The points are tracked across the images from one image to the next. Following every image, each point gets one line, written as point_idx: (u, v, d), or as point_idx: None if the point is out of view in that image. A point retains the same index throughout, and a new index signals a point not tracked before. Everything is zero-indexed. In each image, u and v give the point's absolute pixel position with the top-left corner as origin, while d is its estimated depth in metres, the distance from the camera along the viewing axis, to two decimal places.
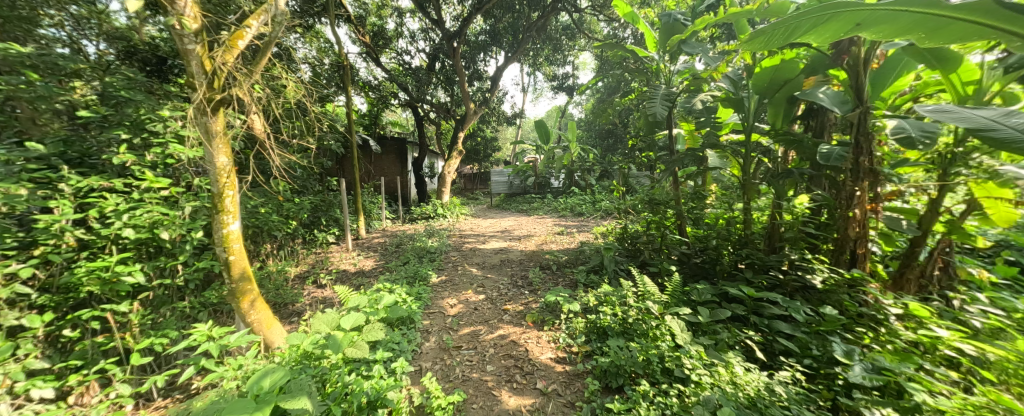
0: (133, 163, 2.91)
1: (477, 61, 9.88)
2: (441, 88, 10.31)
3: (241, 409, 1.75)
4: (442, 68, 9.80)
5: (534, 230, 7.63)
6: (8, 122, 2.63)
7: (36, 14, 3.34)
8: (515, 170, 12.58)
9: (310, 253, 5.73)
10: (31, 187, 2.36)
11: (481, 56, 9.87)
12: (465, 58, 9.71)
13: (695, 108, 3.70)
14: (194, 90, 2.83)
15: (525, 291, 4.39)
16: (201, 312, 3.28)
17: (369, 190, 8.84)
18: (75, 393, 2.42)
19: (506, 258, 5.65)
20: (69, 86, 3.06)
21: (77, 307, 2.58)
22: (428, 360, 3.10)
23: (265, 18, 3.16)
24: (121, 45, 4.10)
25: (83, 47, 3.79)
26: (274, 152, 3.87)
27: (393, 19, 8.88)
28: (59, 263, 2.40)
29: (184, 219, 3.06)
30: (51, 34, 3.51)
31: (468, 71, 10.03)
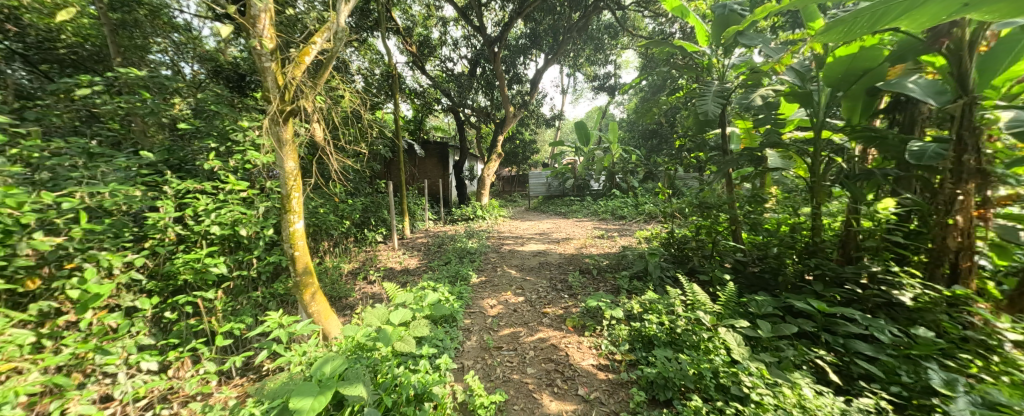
0: (220, 168, 3.32)
1: (518, 65, 10.04)
2: (482, 93, 10.55)
3: (307, 392, 1.91)
4: (483, 73, 10.05)
5: (572, 233, 7.52)
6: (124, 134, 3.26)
7: (148, 42, 4.01)
8: (555, 172, 12.50)
9: (361, 251, 6.13)
10: (144, 191, 2.79)
11: (521, 59, 10.01)
12: (506, 62, 9.88)
13: (754, 104, 3.42)
14: (269, 103, 3.16)
15: (564, 295, 4.34)
16: (271, 302, 3.64)
17: (414, 192, 9.27)
18: (174, 367, 2.80)
19: (545, 261, 5.63)
20: (172, 102, 3.59)
21: (176, 292, 2.99)
22: (470, 359, 3.17)
23: (329, 35, 3.45)
24: (211, 65, 4.73)
25: (181, 68, 4.42)
26: (333, 157, 4.21)
27: (437, 28, 9.29)
28: (163, 255, 2.80)
29: (259, 217, 3.43)
30: (158, 58, 4.19)
31: (509, 75, 10.20)
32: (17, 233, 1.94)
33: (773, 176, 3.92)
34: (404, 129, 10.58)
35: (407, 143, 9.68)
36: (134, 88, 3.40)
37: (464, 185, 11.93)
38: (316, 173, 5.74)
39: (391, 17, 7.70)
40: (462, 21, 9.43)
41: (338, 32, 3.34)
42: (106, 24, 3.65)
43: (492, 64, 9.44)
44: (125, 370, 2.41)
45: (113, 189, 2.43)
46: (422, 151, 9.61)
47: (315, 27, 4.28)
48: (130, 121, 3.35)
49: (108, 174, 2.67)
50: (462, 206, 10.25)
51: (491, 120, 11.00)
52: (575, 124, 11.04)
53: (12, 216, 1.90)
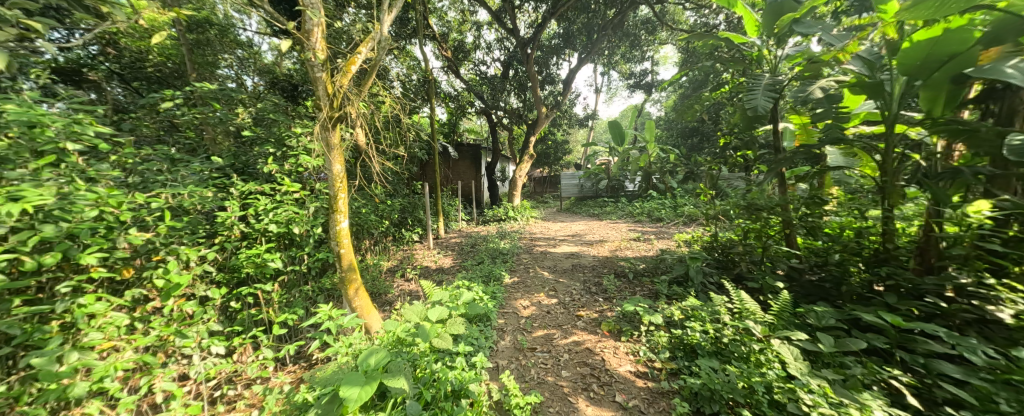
0: (277, 172, 3.61)
1: (550, 65, 10.12)
2: (514, 94, 10.64)
3: (354, 382, 2.02)
4: (516, 74, 10.15)
5: (607, 235, 7.34)
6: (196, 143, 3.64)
7: (217, 59, 4.53)
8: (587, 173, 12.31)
9: (399, 250, 6.40)
10: (214, 192, 3.10)
11: (554, 60, 10.07)
12: (539, 63, 9.95)
13: (813, 97, 3.13)
14: (320, 110, 3.39)
15: (599, 298, 4.25)
16: (319, 296, 3.90)
17: (448, 193, 9.52)
18: (238, 352, 3.09)
19: (578, 263, 5.54)
20: (236, 111, 3.98)
21: (240, 284, 3.29)
22: (504, 358, 3.19)
23: (373, 45, 3.64)
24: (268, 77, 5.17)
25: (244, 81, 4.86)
26: (375, 160, 4.43)
27: (471, 33, 9.48)
28: (229, 250, 3.09)
29: (310, 217, 3.69)
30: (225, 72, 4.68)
31: (542, 76, 10.33)
32: (118, 229, 2.23)
33: (834, 176, 3.58)
34: (439, 132, 10.86)
35: (442, 146, 9.95)
36: (206, 100, 3.80)
37: (496, 186, 12.07)
38: (359, 175, 6.07)
39: (428, 24, 7.97)
40: (495, 24, 9.54)
41: (381, 41, 3.52)
42: (184, 45, 4.12)
43: (525, 65, 9.48)
44: (199, 352, 2.69)
45: (190, 190, 2.73)
46: (457, 153, 9.84)
47: (359, 38, 4.52)
48: (203, 130, 3.75)
49: (186, 177, 3.00)
50: (494, 207, 10.35)
51: (524, 121, 11.03)
52: (611, 123, 10.76)
53: (114, 214, 2.18)
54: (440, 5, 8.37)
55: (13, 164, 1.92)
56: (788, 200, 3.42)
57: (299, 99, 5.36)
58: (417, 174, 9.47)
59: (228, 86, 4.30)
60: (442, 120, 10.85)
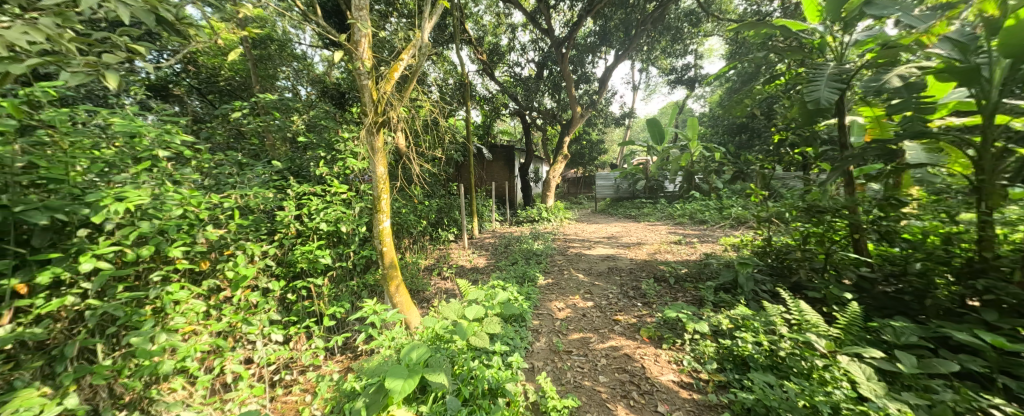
0: (327, 174, 3.87)
1: (585, 64, 9.95)
2: (548, 95, 10.61)
3: (397, 375, 2.10)
4: (550, 75, 10.12)
5: (645, 238, 7.07)
6: (259, 148, 4.00)
7: (276, 71, 4.97)
8: (624, 174, 11.97)
9: (436, 249, 6.60)
10: (273, 193, 3.38)
11: (590, 58, 9.90)
12: (573, 62, 9.83)
13: (889, 86, 2.79)
14: (366, 116, 3.58)
15: (637, 303, 4.10)
16: (363, 291, 4.12)
17: (483, 194, 9.67)
18: (294, 340, 3.35)
19: (615, 266, 5.38)
20: (291, 118, 4.33)
21: (296, 278, 3.56)
22: (540, 360, 3.17)
23: (414, 52, 3.78)
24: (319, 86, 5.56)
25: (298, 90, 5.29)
26: (415, 162, 4.60)
27: (506, 35, 9.58)
28: (287, 246, 3.36)
29: (355, 216, 3.91)
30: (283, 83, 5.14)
31: (576, 75, 10.17)
32: (197, 226, 2.50)
33: (915, 174, 3.18)
34: (474, 134, 11.04)
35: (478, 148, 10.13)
36: (268, 110, 4.17)
37: (529, 187, 12.09)
38: (399, 177, 6.34)
39: (465, 29, 8.14)
40: (530, 25, 9.57)
41: (422, 48, 3.66)
42: (249, 59, 4.56)
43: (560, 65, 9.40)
44: (262, 339, 2.94)
45: (255, 192, 3.01)
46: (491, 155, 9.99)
47: (400, 45, 4.73)
48: (264, 137, 4.12)
49: (251, 179, 3.31)
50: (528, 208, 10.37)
51: (558, 121, 10.94)
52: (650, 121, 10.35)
53: (194, 213, 2.44)
54: (476, 9, 8.54)
55: (118, 169, 2.21)
56: (858, 201, 3.09)
57: (346, 106, 5.71)
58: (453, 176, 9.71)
59: (284, 96, 4.68)
60: (477, 122, 11.02)
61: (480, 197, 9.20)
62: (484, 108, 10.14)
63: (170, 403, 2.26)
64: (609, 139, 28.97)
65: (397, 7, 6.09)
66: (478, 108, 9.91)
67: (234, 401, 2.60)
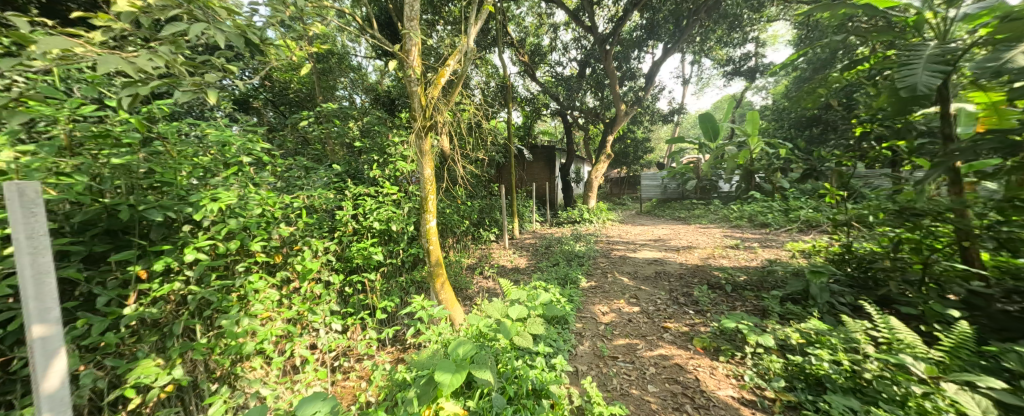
0: (380, 176, 4.11)
1: (631, 59, 9.61)
2: (591, 93, 10.39)
3: (446, 368, 2.17)
4: (593, 73, 9.91)
5: (696, 241, 6.66)
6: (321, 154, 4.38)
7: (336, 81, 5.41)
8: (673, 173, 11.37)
9: (479, 248, 6.76)
10: (334, 194, 3.66)
11: (635, 54, 9.55)
12: (618, 59, 9.54)
13: (1014, 65, 2.34)
14: (415, 121, 3.75)
15: (689, 310, 3.86)
16: (411, 287, 4.33)
17: (524, 195, 9.73)
18: (351, 330, 3.60)
19: (663, 271, 5.12)
20: (349, 124, 4.67)
21: (353, 272, 3.83)
22: (584, 364, 3.10)
23: (460, 57, 3.90)
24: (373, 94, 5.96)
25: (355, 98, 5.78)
26: (459, 163, 4.74)
27: (548, 35, 9.55)
28: (346, 243, 3.62)
29: (404, 216, 4.11)
30: (342, 93, 5.68)
31: (621, 71, 9.85)
32: (273, 223, 2.77)
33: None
34: (515, 135, 11.12)
35: (519, 149, 10.20)
36: (330, 118, 4.55)
37: (570, 188, 11.99)
38: (444, 178, 6.58)
39: (507, 32, 8.26)
40: (573, 23, 9.44)
41: (468, 53, 3.76)
42: (313, 73, 5.02)
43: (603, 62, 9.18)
44: (325, 328, 3.20)
45: (319, 193, 3.29)
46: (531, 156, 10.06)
47: (446, 51, 4.90)
48: (326, 142, 4.49)
49: (316, 181, 3.62)
50: (568, 210, 10.26)
51: (601, 120, 10.69)
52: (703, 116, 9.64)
53: (271, 211, 2.73)
54: (518, 11, 8.60)
55: (213, 174, 2.53)
56: (969, 203, 2.63)
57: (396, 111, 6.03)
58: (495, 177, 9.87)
59: (342, 105, 5.06)
60: (518, 123, 11.10)
61: (521, 198, 9.25)
62: (525, 110, 10.19)
63: (251, 380, 2.55)
64: (657, 137, 27.59)
65: (443, 15, 6.33)
66: (519, 109, 9.96)
67: (302, 382, 2.86)
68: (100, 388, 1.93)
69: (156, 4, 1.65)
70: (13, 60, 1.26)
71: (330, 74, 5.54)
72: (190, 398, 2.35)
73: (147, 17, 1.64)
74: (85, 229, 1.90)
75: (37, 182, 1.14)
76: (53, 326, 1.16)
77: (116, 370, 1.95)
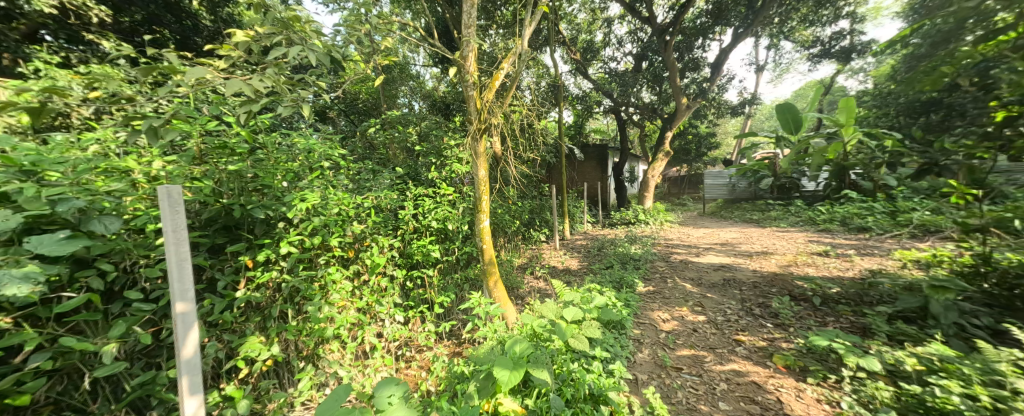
0: (436, 178, 4.31)
1: (694, 49, 8.95)
2: (647, 88, 9.88)
3: (504, 365, 2.20)
4: (651, 66, 9.41)
5: (772, 246, 5.98)
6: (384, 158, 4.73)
7: (397, 90, 5.81)
8: (743, 171, 10.35)
9: (529, 248, 6.79)
10: (397, 195, 3.92)
11: (699, 42, 8.88)
12: (679, 49, 8.95)
13: None
14: (470, 124, 3.87)
15: (766, 323, 3.48)
16: (466, 284, 4.48)
17: (575, 195, 9.56)
18: (412, 322, 3.83)
19: (732, 278, 4.67)
20: (409, 130, 4.99)
21: (414, 268, 4.06)
22: (644, 373, 2.94)
23: (514, 59, 3.94)
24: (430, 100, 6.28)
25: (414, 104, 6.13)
26: (512, 164, 4.79)
27: (602, 30, 9.27)
28: (408, 241, 3.84)
29: (460, 216, 4.27)
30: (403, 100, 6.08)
31: (682, 62, 9.23)
32: (348, 221, 3.04)
33: None
34: (566, 134, 11.00)
35: (570, 149, 10.07)
36: (393, 124, 4.91)
37: (623, 187, 11.55)
38: (497, 179, 6.71)
39: (559, 30, 8.18)
40: (628, 16, 9.06)
41: (523, 54, 3.78)
42: (377, 83, 5.44)
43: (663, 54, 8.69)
44: (390, 319, 3.44)
45: (385, 194, 3.55)
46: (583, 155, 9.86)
47: (500, 55, 4.98)
48: (389, 147, 4.84)
49: (381, 182, 3.91)
50: (622, 210, 9.89)
51: (659, 115, 10.15)
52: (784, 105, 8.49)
53: (346, 211, 2.99)
54: (571, 8, 8.46)
55: (300, 177, 2.86)
56: None
57: (451, 115, 6.31)
58: (546, 177, 9.82)
59: (403, 112, 5.42)
60: (570, 122, 10.96)
61: (572, 198, 9.11)
62: (576, 108, 10.03)
63: (331, 362, 2.84)
64: (724, 131, 25.26)
65: (496, 19, 6.45)
66: (570, 108, 9.80)
67: (372, 367, 3.11)
68: (219, 358, 2.30)
69: (263, 32, 1.96)
70: (164, 87, 1.59)
71: (393, 83, 5.96)
72: (284, 373, 2.69)
73: (258, 45, 1.95)
74: (208, 224, 2.27)
75: (179, 186, 1.37)
76: (190, 304, 1.40)
77: (231, 344, 2.30)
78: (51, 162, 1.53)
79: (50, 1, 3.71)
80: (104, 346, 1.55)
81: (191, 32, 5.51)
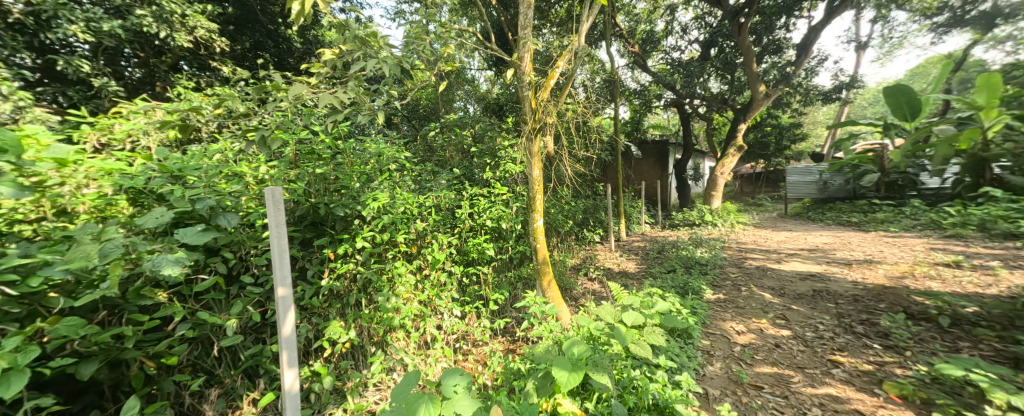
0: (491, 178, 4.41)
1: (774, 29, 7.99)
2: (716, 77, 9.07)
3: (562, 367, 2.16)
4: (720, 53, 8.62)
5: (876, 254, 5.10)
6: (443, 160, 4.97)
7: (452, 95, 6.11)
8: (838, 165, 8.90)
9: (583, 249, 6.63)
10: (454, 194, 4.08)
11: (781, 21, 7.90)
12: (756, 31, 8.06)
13: None
14: (525, 124, 3.88)
15: (872, 344, 2.98)
16: (519, 282, 4.52)
17: (632, 195, 9.12)
18: (469, 317, 3.96)
19: (824, 290, 4.08)
20: (466, 132, 5.19)
21: (470, 265, 4.19)
22: (717, 387, 2.69)
23: (570, 57, 3.87)
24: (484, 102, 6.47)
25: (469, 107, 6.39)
26: (566, 163, 4.69)
27: (664, 18, 8.72)
28: (465, 239, 3.96)
29: (513, 215, 4.32)
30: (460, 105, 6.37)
31: (760, 46, 8.29)
32: (412, 219, 3.24)
33: None
34: (624, 131, 10.53)
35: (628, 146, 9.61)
36: (451, 127, 5.16)
37: (687, 186, 10.78)
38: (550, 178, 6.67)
39: (616, 23, 7.88)
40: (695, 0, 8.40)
41: (579, 51, 3.69)
42: (436, 89, 5.76)
43: (736, 38, 7.91)
44: (449, 313, 3.59)
45: (443, 194, 3.73)
46: (641, 152, 9.38)
47: (554, 53, 4.94)
48: (447, 149, 5.08)
49: (440, 182, 4.10)
50: (685, 210, 9.22)
51: (730, 106, 9.27)
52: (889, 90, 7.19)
53: (411, 209, 3.18)
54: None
55: (372, 179, 3.12)
56: None
57: (505, 116, 6.43)
58: (602, 177, 9.54)
59: (460, 115, 5.66)
60: (627, 118, 10.49)
61: (629, 197, 8.71)
62: (634, 103, 9.56)
63: (398, 349, 3.05)
64: (813, 122, 22.15)
65: (550, 18, 6.43)
66: (627, 104, 9.38)
67: (433, 357, 3.28)
68: (309, 338, 2.61)
69: (346, 49, 2.18)
70: (270, 101, 1.84)
71: (450, 88, 6.24)
72: (359, 356, 2.96)
73: (342, 60, 2.17)
74: (300, 220, 2.59)
75: (280, 187, 1.57)
76: (287, 289, 1.60)
77: (318, 327, 2.59)
78: (191, 169, 1.84)
79: (187, 38, 4.55)
80: (228, 321, 1.86)
81: (286, 54, 6.37)
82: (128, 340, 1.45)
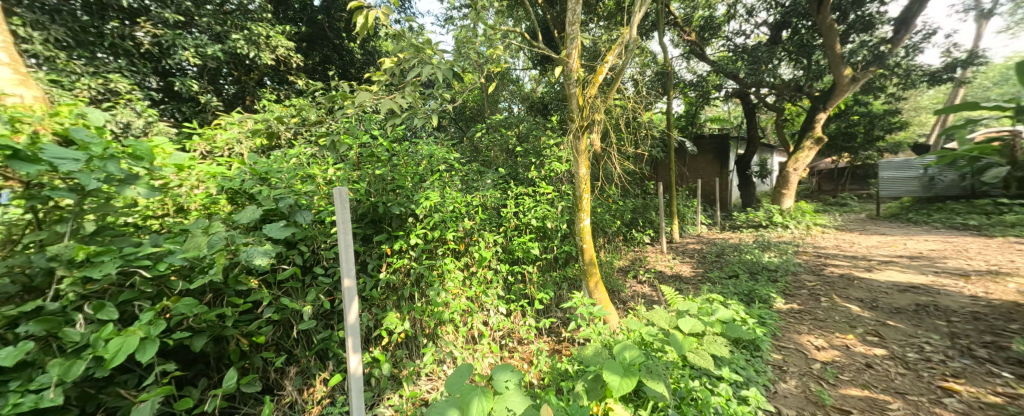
0: (536, 178, 4.41)
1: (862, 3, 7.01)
2: (787, 62, 8.18)
3: (614, 370, 2.09)
4: (794, 35, 7.76)
5: (998, 265, 4.26)
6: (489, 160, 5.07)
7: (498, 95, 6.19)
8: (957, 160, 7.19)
9: (632, 250, 6.38)
10: (499, 194, 4.15)
11: None
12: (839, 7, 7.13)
13: None
14: (572, 122, 3.82)
15: (1000, 372, 2.51)
16: (564, 282, 4.47)
17: (686, 194, 8.56)
18: (514, 315, 4.00)
19: (927, 304, 3.49)
20: (511, 132, 5.24)
21: (515, 264, 4.24)
22: (791, 407, 2.43)
23: (620, 50, 3.74)
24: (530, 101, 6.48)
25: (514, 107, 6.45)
26: (614, 161, 4.54)
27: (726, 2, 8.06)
28: (510, 238, 4.00)
29: (559, 214, 4.28)
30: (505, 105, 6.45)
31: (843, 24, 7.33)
32: (461, 218, 3.35)
33: None
34: (678, 126, 9.92)
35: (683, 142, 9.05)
36: (497, 127, 5.24)
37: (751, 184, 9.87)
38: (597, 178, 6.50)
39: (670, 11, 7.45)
40: None
41: (630, 44, 3.54)
42: (481, 90, 5.89)
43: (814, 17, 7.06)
44: (495, 310, 3.66)
45: (489, 193, 3.81)
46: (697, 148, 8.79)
47: (603, 48, 4.81)
48: (493, 150, 5.16)
49: (486, 182, 4.19)
50: (748, 211, 8.45)
51: (804, 95, 8.32)
52: None
53: (459, 208, 3.29)
54: None
55: (424, 179, 3.28)
56: None
57: (549, 115, 6.38)
58: (653, 175, 9.09)
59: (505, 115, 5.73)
60: (681, 112, 9.88)
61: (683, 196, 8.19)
62: (689, 96, 8.96)
63: (447, 342, 3.18)
64: (912, 108, 19.07)
65: (597, 12, 6.27)
66: (682, 96, 8.83)
67: (481, 352, 3.37)
68: (370, 327, 2.81)
69: (403, 57, 2.32)
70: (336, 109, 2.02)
71: (496, 89, 6.34)
72: (414, 347, 3.13)
73: (398, 68, 2.30)
74: (361, 217, 2.81)
75: (347, 187, 1.72)
76: (351, 281, 1.75)
77: (377, 317, 2.79)
78: (275, 171, 2.08)
79: (270, 56, 5.13)
80: (304, 307, 2.08)
81: (348, 65, 6.91)
82: (228, 320, 1.68)
